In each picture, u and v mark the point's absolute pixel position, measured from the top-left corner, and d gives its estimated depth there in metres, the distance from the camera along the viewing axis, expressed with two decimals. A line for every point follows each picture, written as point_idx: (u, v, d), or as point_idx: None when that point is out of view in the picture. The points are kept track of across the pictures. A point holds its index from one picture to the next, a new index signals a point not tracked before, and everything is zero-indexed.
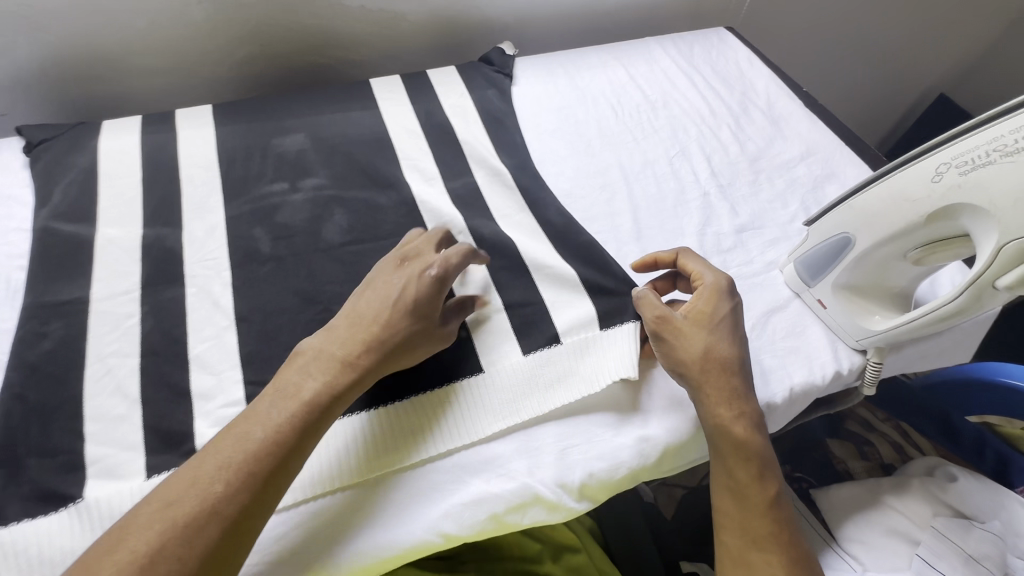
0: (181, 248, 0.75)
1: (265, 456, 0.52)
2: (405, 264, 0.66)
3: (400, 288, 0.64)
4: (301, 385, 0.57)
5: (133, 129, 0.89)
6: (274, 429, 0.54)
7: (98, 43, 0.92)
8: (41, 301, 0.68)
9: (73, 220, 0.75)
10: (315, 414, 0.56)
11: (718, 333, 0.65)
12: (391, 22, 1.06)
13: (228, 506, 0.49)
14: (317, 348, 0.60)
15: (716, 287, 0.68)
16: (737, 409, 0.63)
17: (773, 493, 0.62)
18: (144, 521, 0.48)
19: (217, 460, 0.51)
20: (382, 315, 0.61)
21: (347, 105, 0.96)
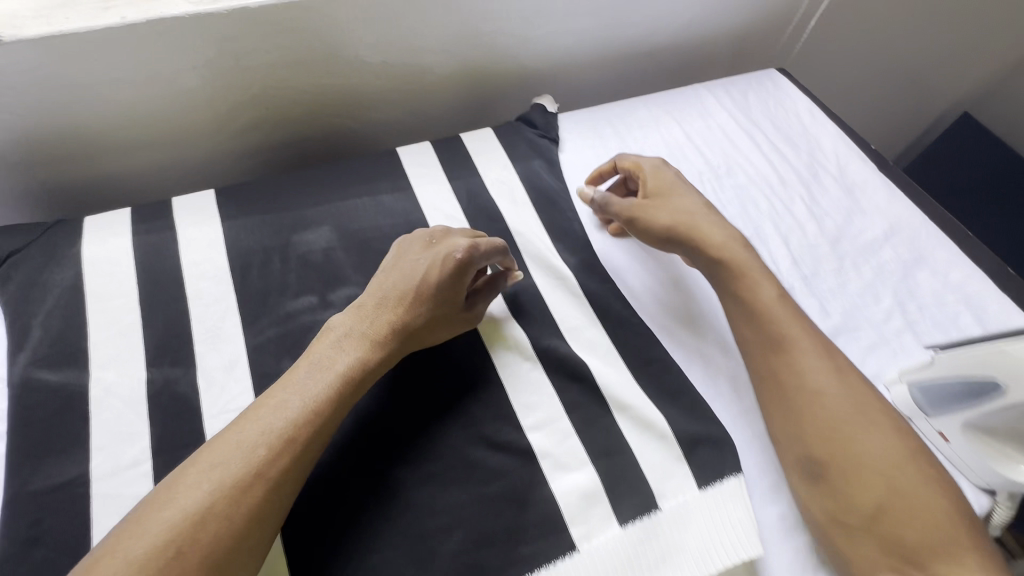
0: (196, 395, 0.62)
1: (308, 418, 0.56)
2: (432, 246, 0.69)
3: (425, 267, 0.67)
4: (334, 358, 0.60)
5: (122, 226, 0.74)
6: (312, 401, 0.57)
7: (76, 121, 0.77)
8: (29, 489, 0.55)
9: (59, 366, 0.62)
10: (347, 387, 0.59)
11: (678, 196, 0.80)
12: (416, 77, 0.93)
13: (271, 469, 0.52)
14: (355, 319, 0.64)
15: (655, 168, 0.83)
16: (761, 322, 0.69)
17: (843, 415, 0.62)
18: (192, 481, 0.51)
19: (259, 424, 0.54)
20: (415, 292, 0.65)
21: (374, 183, 0.82)
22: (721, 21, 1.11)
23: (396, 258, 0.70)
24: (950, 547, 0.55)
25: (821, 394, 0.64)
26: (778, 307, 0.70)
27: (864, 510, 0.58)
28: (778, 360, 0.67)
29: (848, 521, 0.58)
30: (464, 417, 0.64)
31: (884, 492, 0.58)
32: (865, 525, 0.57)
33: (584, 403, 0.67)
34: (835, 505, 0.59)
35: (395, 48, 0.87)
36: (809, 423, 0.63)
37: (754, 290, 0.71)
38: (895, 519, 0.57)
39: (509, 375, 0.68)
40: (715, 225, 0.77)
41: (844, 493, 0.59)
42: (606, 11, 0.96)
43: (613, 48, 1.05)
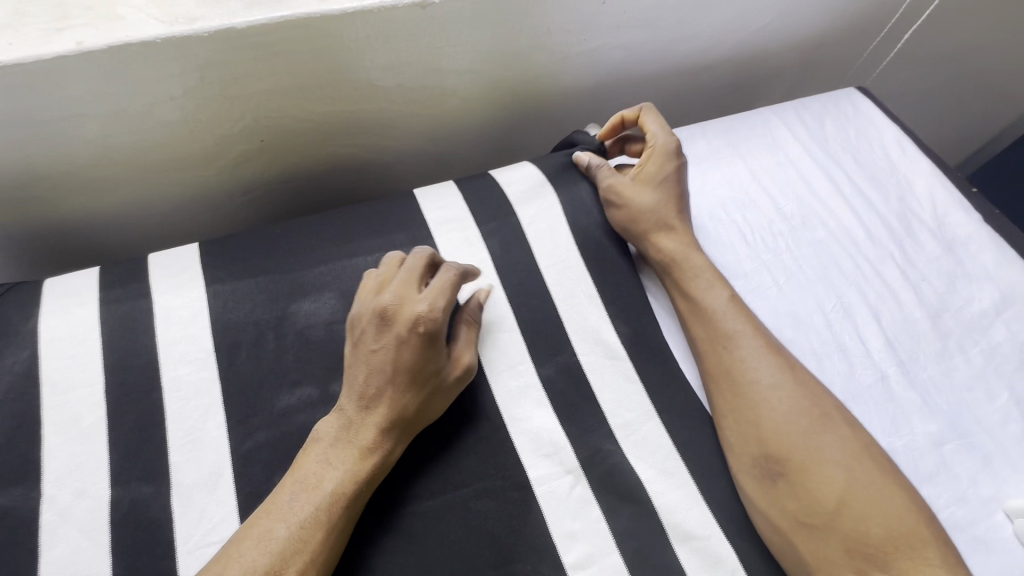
0: (170, 522, 0.51)
1: (308, 545, 0.47)
2: (386, 326, 0.54)
3: (389, 357, 0.54)
4: (323, 472, 0.50)
5: (86, 292, 0.62)
6: (300, 529, 0.47)
7: (32, 162, 0.64)
8: None
9: (6, 483, 0.51)
10: (341, 508, 0.49)
11: (661, 188, 0.71)
12: (438, 102, 0.79)
13: None
14: (332, 424, 0.53)
15: (665, 151, 0.72)
16: (700, 316, 0.64)
17: (788, 408, 0.58)
18: None
19: (243, 562, 0.46)
20: (393, 386, 0.53)
21: (386, 233, 0.69)
22: (795, 30, 0.94)
23: (352, 348, 0.55)
24: (916, 541, 0.51)
25: (756, 386, 0.59)
26: (715, 296, 0.65)
27: (823, 507, 0.53)
28: (714, 354, 0.62)
29: (811, 522, 0.53)
30: (492, 554, 0.52)
31: (834, 483, 0.54)
32: (826, 523, 0.53)
33: (640, 533, 0.54)
34: (794, 508, 0.54)
35: (415, 69, 0.73)
36: (801, 472, 0.55)
37: (699, 284, 0.66)
38: (857, 514, 0.52)
39: (548, 493, 0.55)
40: (678, 225, 0.70)
41: (800, 495, 0.54)
42: (663, 23, 0.81)
43: (669, 63, 0.90)
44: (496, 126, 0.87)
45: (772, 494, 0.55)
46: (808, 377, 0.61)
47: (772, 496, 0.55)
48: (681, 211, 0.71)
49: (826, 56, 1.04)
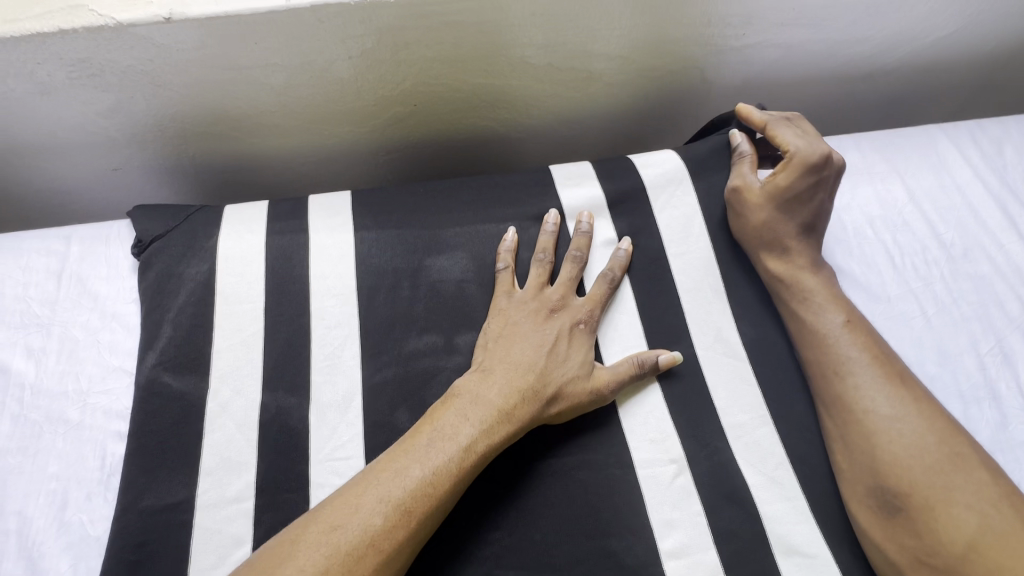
0: (306, 432, 0.57)
1: (440, 488, 0.50)
2: (553, 317, 0.61)
3: (553, 343, 0.59)
4: (459, 428, 0.53)
5: (257, 222, 0.70)
6: (433, 474, 0.50)
7: (225, 102, 0.74)
8: (137, 508, 0.53)
9: (182, 372, 0.60)
10: (470, 465, 0.51)
11: (789, 206, 0.66)
12: (582, 85, 0.80)
13: (385, 541, 0.47)
14: (472, 385, 0.56)
15: (803, 164, 0.66)
16: (810, 339, 0.60)
17: (912, 442, 0.53)
18: (312, 542, 0.46)
19: (377, 492, 0.49)
20: (558, 362, 0.58)
21: (518, 203, 0.72)
22: (982, 42, 0.85)
23: (511, 323, 0.60)
24: None
25: (874, 415, 0.55)
26: (837, 317, 0.61)
27: (949, 549, 0.49)
28: (823, 380, 0.58)
29: (934, 564, 0.49)
30: (590, 523, 0.53)
31: (965, 527, 0.49)
32: (952, 566, 0.49)
33: (741, 538, 0.53)
34: (913, 546, 0.50)
35: (567, 49, 0.74)
36: (927, 510, 0.51)
37: (819, 304, 0.62)
38: (990, 564, 0.48)
39: (651, 477, 0.55)
40: (800, 248, 0.66)
41: (922, 535, 0.50)
42: (831, 23, 0.77)
43: (826, 67, 0.84)
44: (631, 116, 0.87)
45: (887, 526, 0.52)
46: (941, 415, 0.55)
47: (888, 529, 0.51)
48: (804, 231, 0.66)
49: (1015, 74, 0.92)
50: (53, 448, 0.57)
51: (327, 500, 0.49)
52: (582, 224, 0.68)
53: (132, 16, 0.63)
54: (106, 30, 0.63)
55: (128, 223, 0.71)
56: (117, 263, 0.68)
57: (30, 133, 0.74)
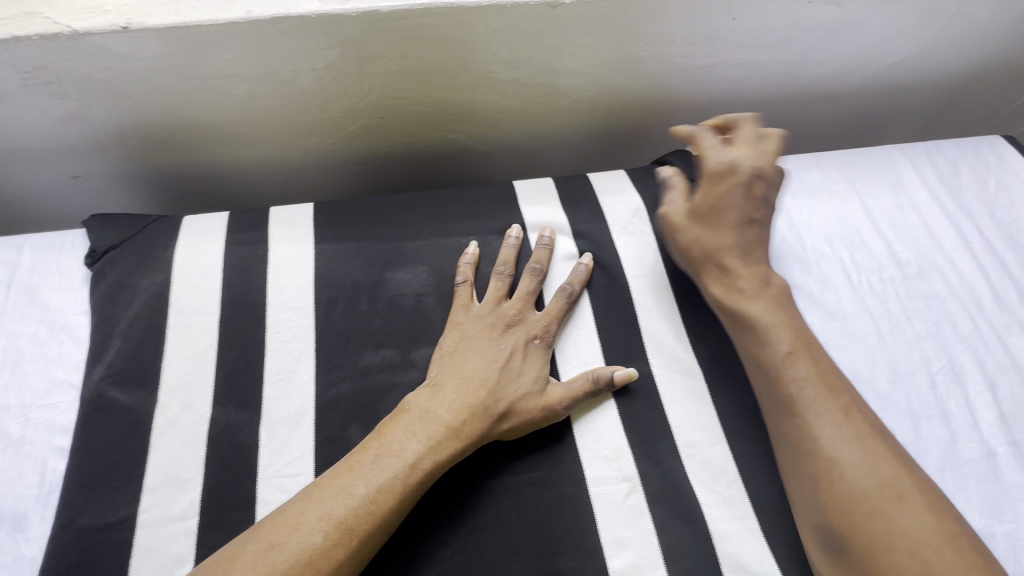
0: (255, 448, 0.56)
1: (383, 505, 0.49)
2: (507, 332, 0.60)
3: (506, 358, 0.58)
4: (405, 444, 0.52)
5: (216, 233, 0.69)
6: (377, 490, 0.49)
7: (186, 112, 0.73)
8: (74, 527, 0.51)
9: (130, 386, 0.59)
10: (416, 481, 0.51)
11: (716, 222, 0.65)
12: (548, 101, 0.81)
13: (325, 560, 0.46)
14: (424, 400, 0.55)
15: (721, 177, 0.67)
16: (760, 368, 0.59)
17: (856, 475, 0.51)
18: (248, 562, 0.46)
19: (319, 509, 0.48)
20: (512, 376, 0.57)
21: (481, 217, 0.72)
22: (939, 66, 0.87)
23: (466, 338, 0.60)
24: None
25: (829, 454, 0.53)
26: (785, 343, 0.58)
27: None
28: (775, 409, 0.57)
29: None
30: (540, 541, 0.52)
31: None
32: None
33: (692, 556, 0.53)
34: None
35: (532, 66, 0.75)
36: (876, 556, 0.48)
37: (764, 331, 0.59)
38: None
39: (603, 495, 0.55)
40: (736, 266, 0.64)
41: (866, 572, 0.48)
42: (791, 45, 0.78)
43: (790, 87, 0.86)
44: (599, 132, 0.88)
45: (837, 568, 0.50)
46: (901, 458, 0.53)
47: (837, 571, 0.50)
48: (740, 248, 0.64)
49: (972, 97, 0.95)
50: None
51: (256, 529, 0.48)
52: (544, 238, 0.68)
53: (89, 25, 0.62)
54: (61, 38, 0.62)
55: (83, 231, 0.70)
56: (70, 273, 0.67)
57: None
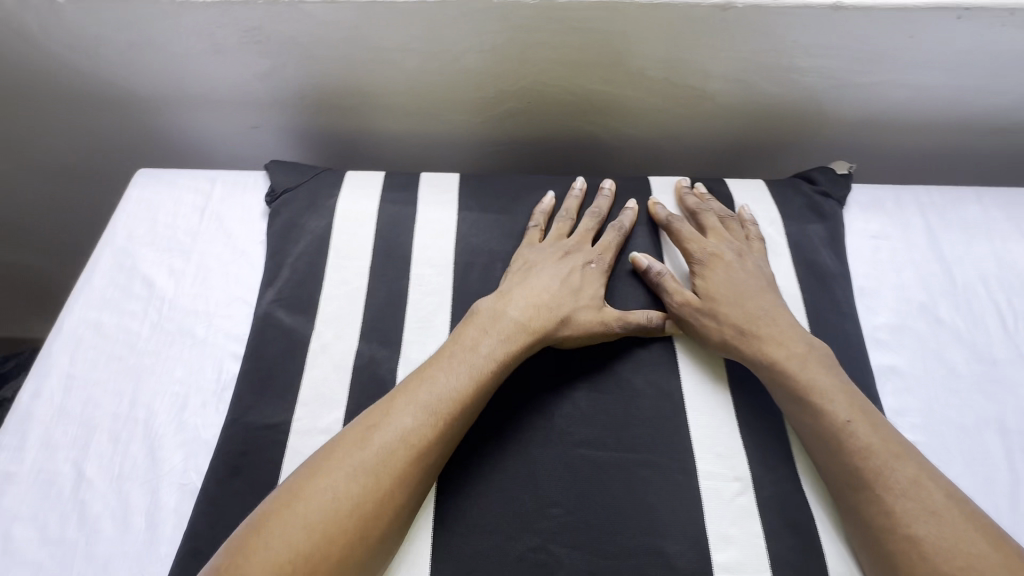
0: (392, 384, 0.62)
1: (466, 393, 0.55)
2: (567, 256, 0.68)
3: (563, 275, 0.65)
4: (478, 341, 0.59)
5: (374, 190, 0.77)
6: (459, 381, 0.56)
7: (361, 79, 0.81)
8: (242, 421, 0.59)
9: (294, 311, 0.67)
10: (490, 372, 0.57)
11: (743, 303, 0.63)
12: (691, 103, 0.82)
13: (418, 436, 0.52)
14: (500, 308, 0.62)
15: (704, 244, 0.68)
16: (800, 412, 0.57)
17: (935, 553, 0.47)
18: (352, 441, 0.52)
19: (410, 398, 0.55)
20: (572, 295, 0.64)
21: (615, 209, 0.75)
22: None
23: (532, 263, 0.67)
24: None
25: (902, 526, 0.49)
26: (818, 378, 0.57)
27: None
28: (818, 447, 0.55)
29: None
30: (647, 522, 0.54)
31: None
32: None
33: (801, 567, 0.53)
34: None
35: (685, 67, 0.76)
36: None
37: (811, 387, 0.57)
38: None
39: (714, 491, 0.56)
40: (779, 336, 0.60)
41: None
42: (967, 71, 0.74)
43: (952, 117, 0.82)
44: (736, 141, 0.88)
45: None
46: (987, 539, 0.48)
47: None
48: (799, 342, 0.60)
49: None
50: (180, 357, 0.65)
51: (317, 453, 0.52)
52: (604, 191, 0.75)
53: None
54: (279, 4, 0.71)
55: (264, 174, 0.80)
56: (250, 208, 0.77)
57: (195, 85, 0.85)
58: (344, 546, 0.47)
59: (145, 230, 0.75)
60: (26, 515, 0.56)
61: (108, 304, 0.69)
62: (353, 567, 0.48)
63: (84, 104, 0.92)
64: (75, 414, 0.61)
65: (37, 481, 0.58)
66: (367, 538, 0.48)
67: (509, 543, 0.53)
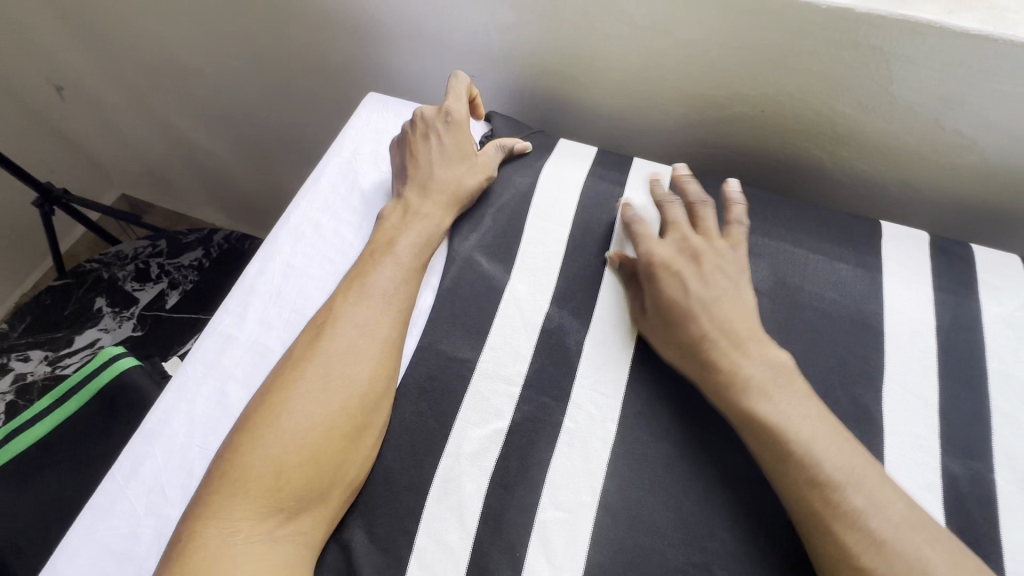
0: (577, 356, 0.62)
1: (403, 286, 0.64)
2: (451, 129, 0.75)
3: (433, 136, 0.75)
4: (406, 238, 0.68)
5: (585, 162, 0.77)
6: (397, 283, 0.64)
7: (595, 49, 0.80)
8: (433, 349, 0.62)
9: (493, 260, 0.69)
10: (392, 246, 0.67)
11: (703, 341, 0.58)
12: (948, 151, 0.73)
13: (373, 331, 0.60)
14: (418, 205, 0.71)
15: (672, 255, 0.64)
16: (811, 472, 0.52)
17: None
18: (311, 345, 0.60)
19: (359, 303, 0.62)
20: (446, 156, 0.73)
21: (834, 244, 0.69)
22: None
23: (437, 146, 0.74)
24: None
25: None
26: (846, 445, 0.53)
27: None
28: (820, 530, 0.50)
29: None
30: None
31: None
32: None
33: None
34: None
35: (963, 111, 0.68)
36: None
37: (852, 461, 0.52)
38: None
39: None
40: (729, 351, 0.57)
41: None
42: None
43: None
44: (981, 203, 0.78)
45: None
46: None
47: None
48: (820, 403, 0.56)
49: None
50: None
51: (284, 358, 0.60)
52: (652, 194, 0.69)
53: None
54: None
55: (467, 97, 0.79)
56: None
57: (435, 24, 0.88)
58: (330, 425, 0.55)
59: (369, 150, 0.79)
60: (239, 376, 0.62)
61: (329, 208, 0.74)
62: (345, 438, 0.55)
63: (327, 21, 1.00)
64: (289, 300, 0.67)
65: (251, 351, 0.64)
66: (348, 412, 0.56)
67: (671, 551, 0.52)
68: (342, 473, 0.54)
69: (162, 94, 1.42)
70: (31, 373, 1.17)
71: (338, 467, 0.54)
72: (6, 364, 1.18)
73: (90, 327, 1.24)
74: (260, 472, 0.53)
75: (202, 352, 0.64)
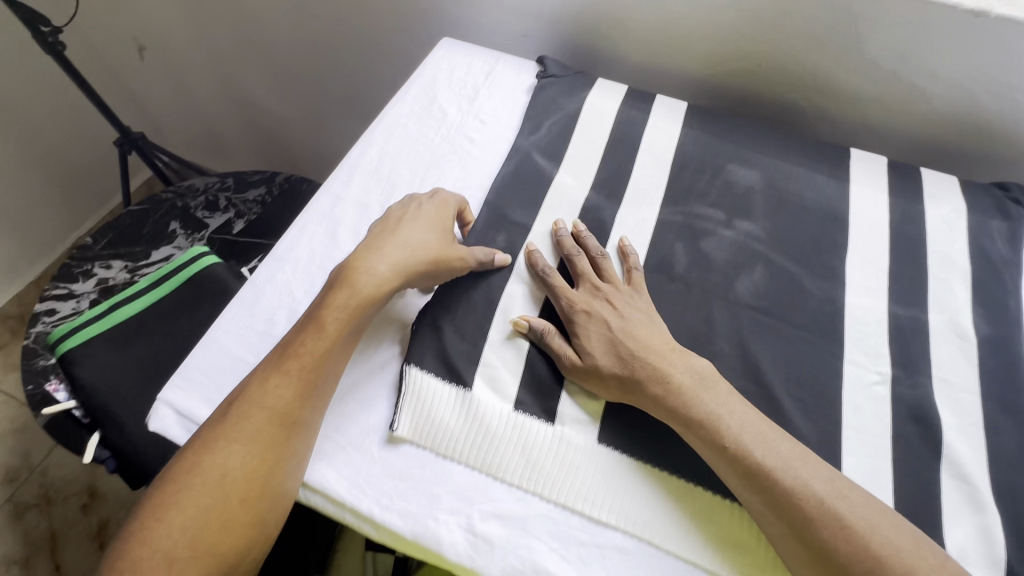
0: (610, 225, 0.81)
1: (321, 369, 0.64)
2: (429, 201, 0.77)
3: (411, 207, 0.76)
4: (331, 317, 0.66)
5: (618, 94, 0.95)
6: (314, 363, 0.64)
7: (630, 9, 1.00)
8: (500, 213, 0.80)
9: (545, 158, 0.87)
10: (316, 321, 0.65)
11: (607, 354, 0.66)
12: (905, 99, 0.93)
13: (283, 419, 0.61)
14: (367, 261, 0.69)
15: (592, 279, 0.73)
16: None
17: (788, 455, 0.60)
18: (222, 428, 0.60)
19: (272, 388, 0.62)
20: (415, 229, 0.73)
21: (813, 160, 0.88)
22: None
23: (410, 213, 0.75)
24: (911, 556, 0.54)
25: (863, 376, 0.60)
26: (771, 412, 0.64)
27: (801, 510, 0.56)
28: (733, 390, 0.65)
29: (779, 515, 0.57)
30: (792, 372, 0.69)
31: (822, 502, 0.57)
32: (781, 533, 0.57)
33: (918, 446, 0.64)
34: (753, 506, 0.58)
35: (915, 64, 0.88)
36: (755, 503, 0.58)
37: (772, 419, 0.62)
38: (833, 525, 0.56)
39: (855, 372, 0.69)
40: (656, 363, 0.64)
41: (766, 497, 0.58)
42: None
43: None
44: (931, 145, 0.98)
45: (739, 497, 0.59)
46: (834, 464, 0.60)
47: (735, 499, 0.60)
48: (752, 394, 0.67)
49: None
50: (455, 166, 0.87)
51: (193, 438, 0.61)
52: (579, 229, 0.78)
53: None
54: None
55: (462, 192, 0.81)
56: (521, 83, 0.98)
57: None
58: (229, 514, 0.57)
59: (443, 77, 0.98)
60: (346, 224, 0.79)
61: (412, 116, 0.92)
62: (247, 524, 0.58)
63: None
64: (384, 177, 0.85)
65: (355, 208, 0.81)
66: (249, 502, 0.58)
67: None
68: (242, 556, 0.58)
69: (235, 55, 1.62)
70: (114, 278, 1.35)
71: (236, 553, 0.57)
72: (91, 270, 1.35)
73: (165, 245, 1.42)
74: (158, 560, 0.55)
75: (316, 207, 0.81)
